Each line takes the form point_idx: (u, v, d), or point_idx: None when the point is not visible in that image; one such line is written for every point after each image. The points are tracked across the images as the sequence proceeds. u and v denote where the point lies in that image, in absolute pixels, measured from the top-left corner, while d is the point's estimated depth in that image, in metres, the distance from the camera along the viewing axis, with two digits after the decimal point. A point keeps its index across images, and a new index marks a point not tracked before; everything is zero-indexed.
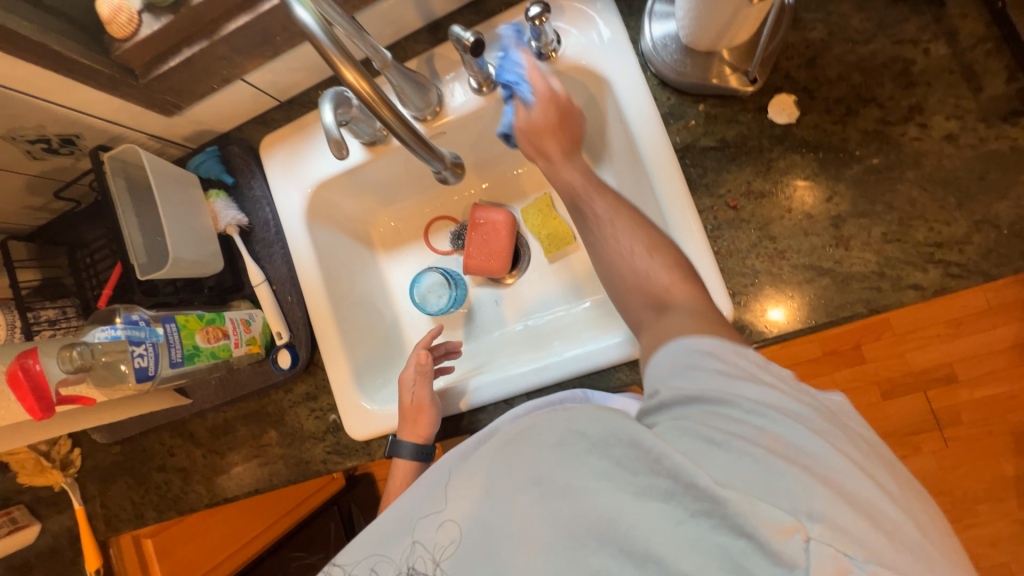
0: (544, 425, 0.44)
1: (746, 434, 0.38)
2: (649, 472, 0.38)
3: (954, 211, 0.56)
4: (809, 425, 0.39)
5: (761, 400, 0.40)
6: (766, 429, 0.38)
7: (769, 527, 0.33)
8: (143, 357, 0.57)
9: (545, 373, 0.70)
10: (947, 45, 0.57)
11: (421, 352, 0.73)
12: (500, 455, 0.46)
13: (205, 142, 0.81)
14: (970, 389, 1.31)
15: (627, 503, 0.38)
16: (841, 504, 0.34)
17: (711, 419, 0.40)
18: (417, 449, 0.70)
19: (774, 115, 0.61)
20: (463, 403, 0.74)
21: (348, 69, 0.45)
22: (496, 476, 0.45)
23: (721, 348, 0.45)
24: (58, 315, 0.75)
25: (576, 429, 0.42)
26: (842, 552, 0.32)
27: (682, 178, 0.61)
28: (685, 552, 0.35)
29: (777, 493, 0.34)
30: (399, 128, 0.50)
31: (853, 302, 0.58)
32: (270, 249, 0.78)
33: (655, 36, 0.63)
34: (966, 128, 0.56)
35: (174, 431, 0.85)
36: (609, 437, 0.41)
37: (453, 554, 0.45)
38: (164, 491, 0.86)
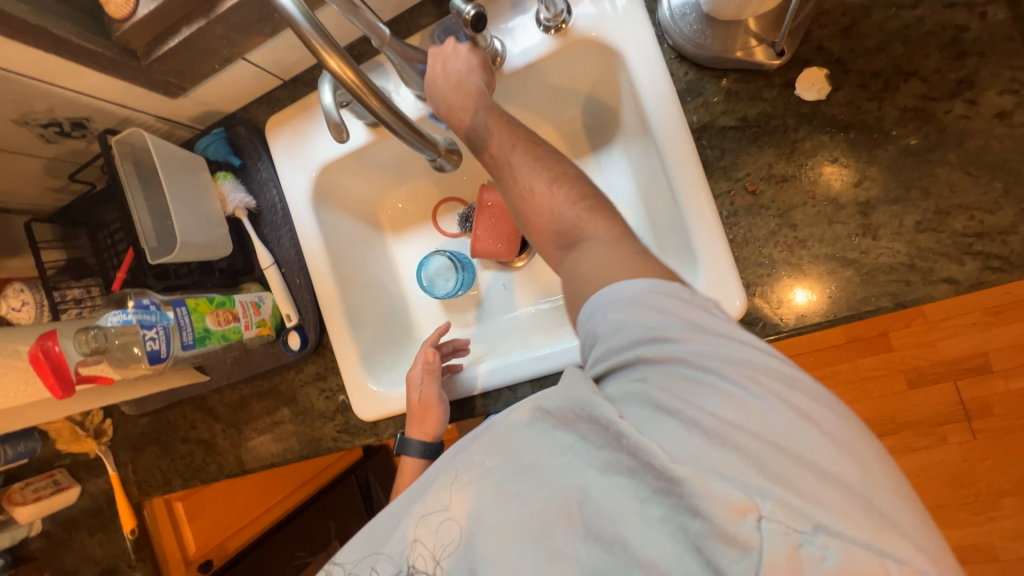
0: (521, 408, 0.43)
1: (695, 402, 0.36)
2: (612, 448, 0.37)
3: (1000, 199, 0.51)
4: (754, 375, 0.37)
5: (706, 355, 0.38)
6: (711, 389, 0.37)
7: (718, 505, 0.32)
8: (155, 341, 0.58)
9: (549, 362, 0.70)
10: (1007, 10, 0.50)
11: (428, 351, 0.72)
12: (482, 449, 0.43)
13: (213, 123, 0.81)
14: (1005, 381, 1.25)
15: (594, 480, 0.38)
16: (791, 477, 0.33)
17: (660, 380, 0.38)
18: (425, 447, 0.71)
19: (802, 91, 0.56)
20: (475, 387, 0.74)
21: (332, 58, 0.43)
22: (483, 471, 0.42)
23: (653, 291, 0.42)
24: (82, 294, 0.78)
25: (541, 407, 0.42)
26: (794, 529, 0.31)
27: (698, 160, 0.58)
28: (650, 536, 0.34)
29: (727, 471, 0.33)
30: (390, 120, 0.48)
31: (877, 295, 0.54)
32: (278, 232, 0.79)
33: (674, 4, 0.58)
34: (1022, 105, 0.50)
35: (196, 406, 0.89)
36: (573, 413, 0.40)
37: (453, 554, 0.42)
38: (188, 461, 0.90)
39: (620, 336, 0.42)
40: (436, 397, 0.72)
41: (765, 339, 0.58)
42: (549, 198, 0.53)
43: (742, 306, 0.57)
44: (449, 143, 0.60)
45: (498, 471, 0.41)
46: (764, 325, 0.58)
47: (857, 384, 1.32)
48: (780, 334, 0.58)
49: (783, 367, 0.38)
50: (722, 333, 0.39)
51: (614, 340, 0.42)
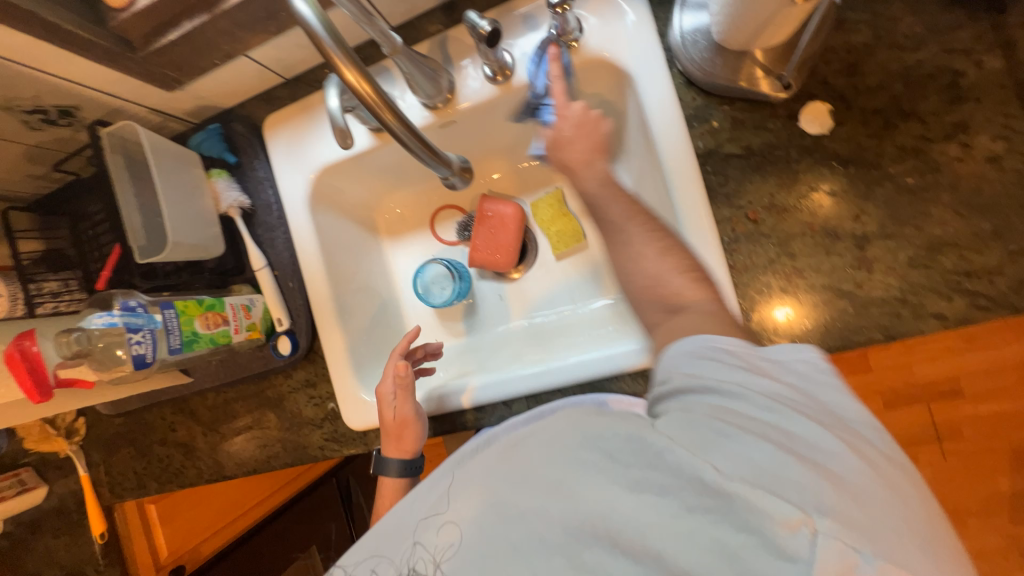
0: (549, 424, 0.45)
1: (760, 431, 0.38)
2: (644, 466, 0.39)
3: (989, 240, 0.53)
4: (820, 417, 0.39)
5: (774, 392, 0.40)
6: (776, 422, 0.38)
7: (773, 520, 0.33)
8: (141, 345, 0.56)
9: (540, 379, 0.70)
10: (1002, 59, 0.52)
11: (399, 365, 0.68)
12: (499, 461, 0.46)
13: (207, 118, 0.78)
14: (974, 404, 1.30)
15: (622, 497, 0.39)
16: (849, 502, 0.34)
17: (722, 412, 0.40)
18: (405, 466, 0.69)
19: (805, 124, 0.57)
20: (466, 400, 0.73)
21: (349, 70, 0.42)
22: (493, 481, 0.45)
23: (740, 347, 0.44)
24: (59, 288, 0.74)
25: (575, 428, 0.43)
26: (850, 547, 0.32)
27: (702, 187, 0.58)
28: (687, 551, 0.35)
29: (787, 487, 0.34)
30: (404, 134, 0.48)
31: (870, 327, 0.56)
32: (272, 233, 0.77)
33: (685, 29, 0.58)
34: (1013, 151, 0.52)
35: (176, 407, 0.86)
36: (610, 433, 0.41)
37: (451, 556, 0.44)
38: (165, 465, 0.87)
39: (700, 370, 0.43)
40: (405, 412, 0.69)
41: None
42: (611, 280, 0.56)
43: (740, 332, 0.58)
44: (463, 159, 0.60)
45: (508, 478, 0.44)
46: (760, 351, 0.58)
47: None
48: None
49: (845, 413, 0.41)
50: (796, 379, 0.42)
51: (689, 371, 0.43)
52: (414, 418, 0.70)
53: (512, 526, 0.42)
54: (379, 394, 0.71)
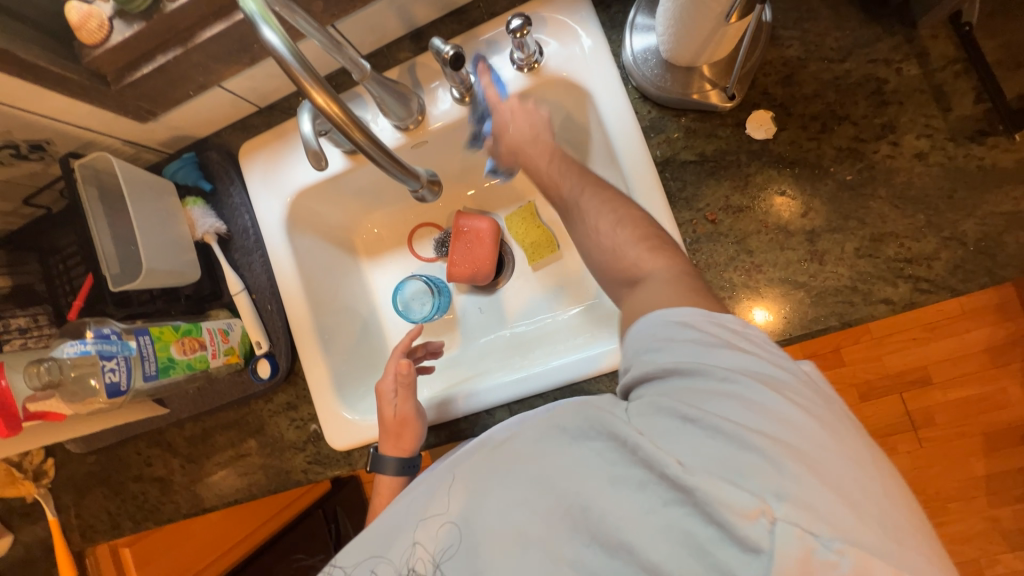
0: (535, 425, 0.49)
1: (721, 413, 0.39)
2: (626, 463, 0.41)
3: (925, 228, 0.57)
4: (792, 399, 0.40)
5: (733, 368, 0.42)
6: (740, 401, 0.40)
7: (733, 511, 0.35)
8: (115, 372, 0.55)
9: (523, 386, 0.71)
10: (918, 66, 0.57)
11: (400, 362, 0.69)
12: (488, 460, 0.51)
13: (182, 148, 0.79)
14: (943, 391, 1.35)
15: (602, 491, 0.42)
16: (808, 482, 0.35)
17: (688, 394, 0.41)
18: (402, 464, 0.70)
19: (752, 131, 0.61)
20: (456, 411, 0.74)
21: (318, 93, 0.45)
22: (482, 478, 0.50)
23: (698, 317, 0.46)
24: (28, 324, 0.73)
25: (558, 425, 0.47)
26: (808, 532, 0.33)
27: (662, 193, 0.62)
28: (655, 541, 0.38)
29: (746, 475, 0.36)
30: (375, 151, 0.50)
31: (827, 315, 0.59)
32: (249, 257, 0.77)
33: (636, 49, 0.63)
34: (936, 147, 0.57)
35: (152, 441, 0.84)
36: (588, 429, 0.44)
37: (449, 554, 0.49)
38: (141, 502, 0.84)
39: (662, 351, 0.45)
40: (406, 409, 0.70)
41: None
42: None
43: None
44: (431, 173, 0.63)
45: (494, 475, 0.49)
46: None
47: None
48: None
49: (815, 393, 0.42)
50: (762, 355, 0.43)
51: (655, 352, 0.46)
52: (414, 417, 0.70)
53: (502, 518, 0.47)
54: (380, 392, 0.71)
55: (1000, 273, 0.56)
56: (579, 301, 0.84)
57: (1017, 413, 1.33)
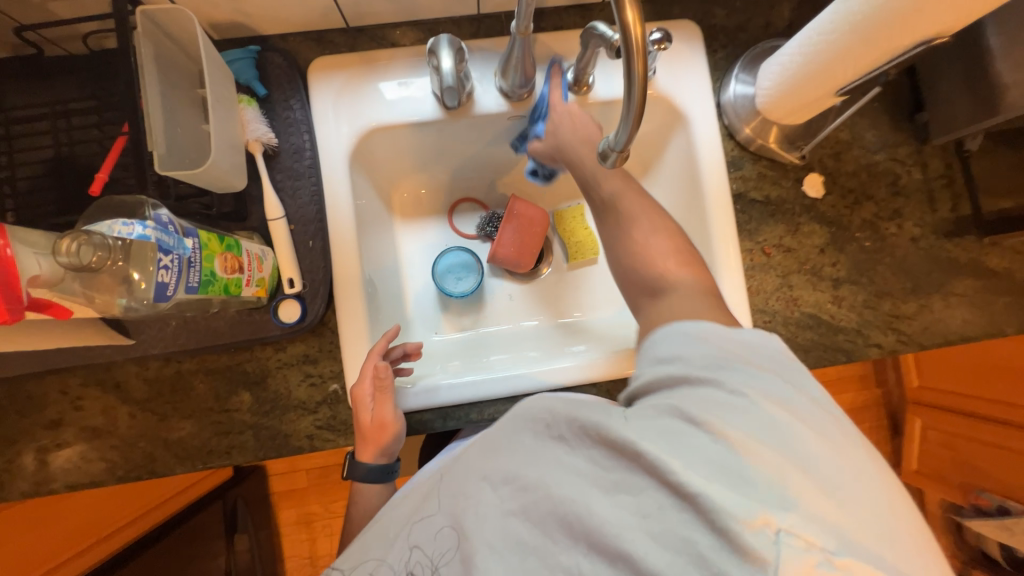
0: (526, 428, 0.50)
1: (723, 419, 0.40)
2: (626, 468, 0.42)
3: (909, 294, 0.74)
4: (794, 411, 0.41)
5: (743, 381, 0.43)
6: (743, 412, 0.41)
7: (737, 519, 0.36)
8: (167, 272, 0.43)
9: (538, 379, 0.71)
10: (921, 172, 0.75)
11: (376, 364, 0.63)
12: (486, 457, 0.52)
13: (235, 39, 0.67)
14: None
15: (598, 499, 0.43)
16: (809, 494, 0.37)
17: (697, 399, 0.43)
18: (380, 469, 0.66)
19: (807, 188, 0.74)
20: (420, 400, 0.70)
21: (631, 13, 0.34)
22: (469, 479, 0.52)
23: (713, 334, 0.48)
24: None
25: (552, 427, 0.48)
26: (811, 546, 0.35)
27: (733, 220, 0.72)
28: (657, 550, 0.38)
29: (750, 488, 0.37)
30: (636, 86, 0.36)
31: (837, 350, 0.73)
32: (296, 182, 0.67)
33: (736, 94, 0.73)
34: (924, 235, 0.75)
35: (91, 379, 0.65)
36: (582, 432, 0.46)
37: (446, 560, 0.51)
38: (52, 458, 0.64)
39: (674, 363, 0.47)
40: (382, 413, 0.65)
41: None
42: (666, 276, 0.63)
43: None
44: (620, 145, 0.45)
45: (494, 476, 0.49)
46: None
47: None
48: None
49: (824, 411, 0.43)
50: (768, 367, 0.45)
51: (671, 361, 0.48)
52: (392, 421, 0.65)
53: (490, 524, 0.47)
54: (352, 395, 0.64)
55: (950, 338, 0.74)
56: (608, 305, 0.88)
57: None
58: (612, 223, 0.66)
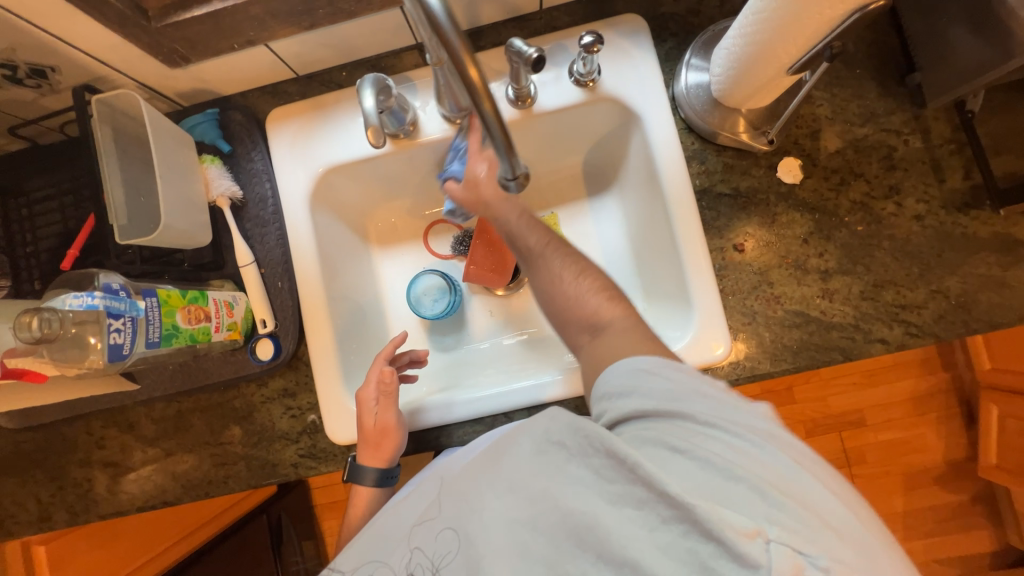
0: (529, 437, 0.48)
1: (703, 446, 0.42)
2: (625, 481, 0.41)
3: (917, 280, 0.65)
4: (769, 436, 0.43)
5: (717, 412, 0.44)
6: (724, 440, 0.42)
7: (735, 529, 0.36)
8: (120, 334, 0.49)
9: (512, 399, 0.71)
10: (922, 140, 0.66)
11: (384, 370, 0.67)
12: (486, 468, 0.52)
13: (201, 103, 0.73)
14: (874, 433, 1.57)
15: (605, 510, 0.42)
16: (792, 508, 0.38)
17: (671, 431, 0.44)
18: (381, 475, 0.67)
19: (782, 174, 0.67)
20: (438, 414, 0.72)
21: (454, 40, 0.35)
22: (474, 485, 0.52)
23: (658, 365, 0.48)
24: None
25: (555, 439, 0.46)
26: (797, 551, 0.36)
27: (699, 218, 0.67)
28: (660, 558, 0.38)
29: (737, 503, 0.38)
30: (491, 118, 0.38)
31: (831, 349, 0.66)
32: (262, 228, 0.72)
33: (690, 83, 0.68)
34: (931, 212, 0.66)
35: (109, 420, 0.74)
36: (586, 446, 0.44)
37: (447, 562, 0.51)
38: (84, 491, 0.73)
39: (634, 397, 0.47)
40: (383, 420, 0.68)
41: (739, 380, 0.67)
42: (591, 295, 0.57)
43: (727, 352, 0.66)
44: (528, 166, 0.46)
45: (499, 485, 0.49)
46: (739, 367, 0.67)
47: None
48: (754, 375, 0.67)
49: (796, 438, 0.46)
50: (737, 399, 0.46)
51: (629, 396, 0.47)
52: (394, 427, 0.68)
53: (496, 533, 0.47)
54: (357, 400, 0.67)
55: (972, 326, 0.65)
56: None
57: (930, 456, 1.56)
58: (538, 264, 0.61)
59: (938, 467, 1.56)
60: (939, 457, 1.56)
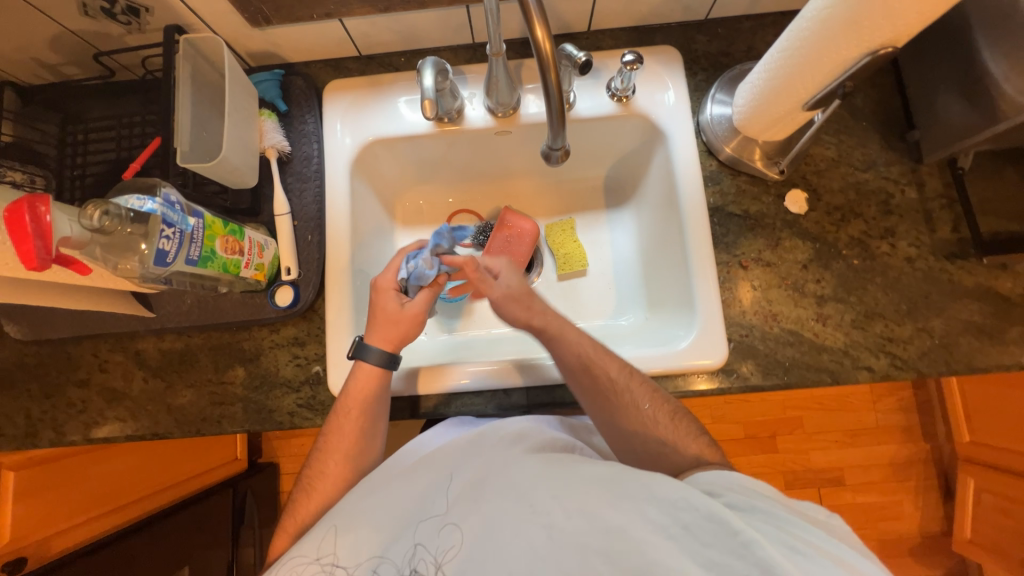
0: (605, 469, 0.55)
1: (813, 545, 0.48)
2: (728, 551, 0.47)
3: (904, 316, 0.70)
4: (849, 543, 0.50)
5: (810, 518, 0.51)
6: (834, 549, 0.48)
7: None
8: (168, 242, 0.52)
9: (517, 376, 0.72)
10: (917, 192, 0.73)
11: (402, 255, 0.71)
12: (546, 476, 0.56)
13: (267, 66, 0.80)
14: (853, 494, 1.57)
15: (695, 569, 0.46)
16: None
17: (785, 526, 0.49)
18: (385, 356, 0.67)
19: (788, 204, 0.73)
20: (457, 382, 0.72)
21: (539, 27, 0.41)
22: (527, 483, 0.56)
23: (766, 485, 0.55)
24: (23, 181, 0.72)
25: (650, 488, 0.52)
26: None
27: (709, 232, 0.73)
28: None
29: None
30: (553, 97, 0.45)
31: (821, 370, 0.69)
32: (302, 184, 0.76)
33: (713, 113, 0.75)
34: (921, 256, 0.71)
35: (116, 345, 0.75)
36: (682, 504, 0.50)
37: (452, 557, 0.55)
38: (76, 411, 0.74)
39: (732, 491, 0.54)
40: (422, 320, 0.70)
41: (733, 388, 0.70)
42: (659, 416, 0.64)
43: (722, 360, 0.69)
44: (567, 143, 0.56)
45: (557, 493, 0.54)
46: (735, 376, 0.70)
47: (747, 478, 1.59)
48: (747, 386, 0.70)
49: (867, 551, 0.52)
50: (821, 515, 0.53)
51: (727, 491, 0.54)
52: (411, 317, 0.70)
53: (534, 535, 0.51)
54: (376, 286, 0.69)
55: (953, 367, 0.69)
56: (590, 318, 0.89)
57: (906, 525, 1.55)
58: (609, 390, 0.64)
59: (913, 538, 1.55)
60: (915, 527, 1.55)
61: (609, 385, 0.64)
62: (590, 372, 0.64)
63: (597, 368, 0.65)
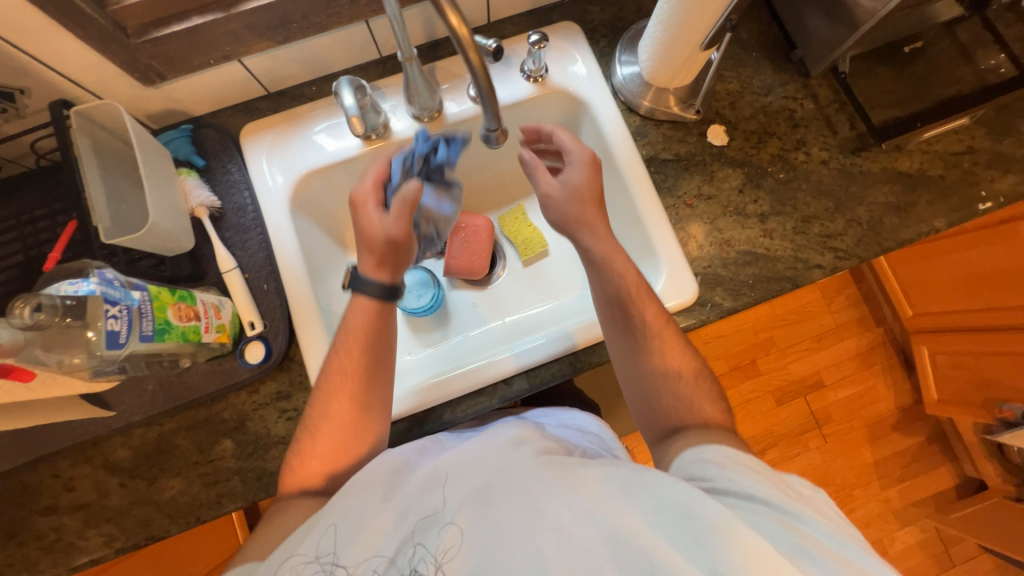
0: (618, 473, 0.51)
1: (826, 552, 0.45)
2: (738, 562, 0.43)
3: (834, 213, 0.77)
4: (859, 543, 0.48)
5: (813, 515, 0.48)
6: (844, 555, 0.45)
7: None
8: (116, 321, 0.49)
9: (511, 363, 0.72)
10: (813, 103, 0.81)
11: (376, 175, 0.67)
12: (557, 480, 0.52)
13: (173, 125, 0.76)
14: (834, 392, 1.70)
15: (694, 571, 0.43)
16: None
17: (793, 528, 0.46)
18: (384, 287, 0.66)
19: (711, 139, 0.79)
20: (455, 388, 0.72)
21: (452, 14, 0.44)
22: (533, 491, 0.51)
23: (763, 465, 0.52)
24: None
25: (661, 492, 0.48)
26: None
27: (649, 180, 0.77)
28: None
29: None
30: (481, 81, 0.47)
31: (781, 278, 0.75)
32: (243, 235, 0.73)
33: (624, 74, 0.80)
34: (833, 157, 0.79)
35: (78, 458, 0.68)
36: (688, 508, 0.46)
37: (450, 559, 0.50)
38: (51, 540, 0.66)
39: (734, 472, 0.51)
40: (368, 225, 0.65)
41: (710, 317, 0.74)
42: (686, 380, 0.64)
43: (694, 294, 0.73)
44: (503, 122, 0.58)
45: (568, 499, 0.49)
46: (709, 305, 0.74)
47: (742, 406, 1.68)
48: (721, 311, 0.75)
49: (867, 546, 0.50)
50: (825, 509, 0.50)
51: (720, 469, 0.51)
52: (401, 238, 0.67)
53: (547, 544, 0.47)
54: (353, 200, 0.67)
55: (885, 245, 0.77)
56: (563, 293, 0.91)
57: (883, 406, 1.70)
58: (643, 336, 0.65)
59: (893, 414, 1.70)
60: (892, 405, 1.70)
61: (643, 325, 0.64)
62: (625, 308, 0.65)
63: (635, 309, 0.64)
